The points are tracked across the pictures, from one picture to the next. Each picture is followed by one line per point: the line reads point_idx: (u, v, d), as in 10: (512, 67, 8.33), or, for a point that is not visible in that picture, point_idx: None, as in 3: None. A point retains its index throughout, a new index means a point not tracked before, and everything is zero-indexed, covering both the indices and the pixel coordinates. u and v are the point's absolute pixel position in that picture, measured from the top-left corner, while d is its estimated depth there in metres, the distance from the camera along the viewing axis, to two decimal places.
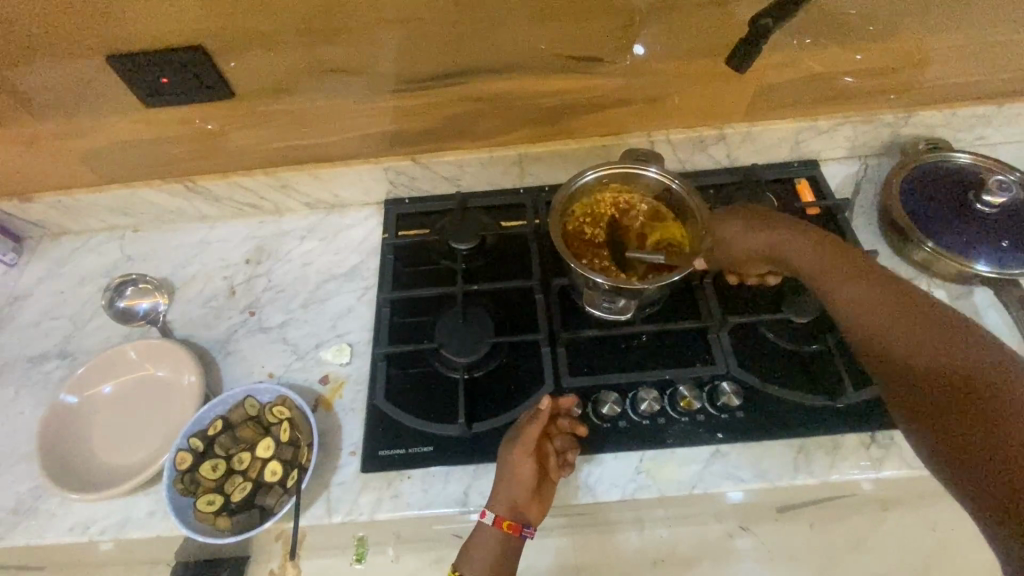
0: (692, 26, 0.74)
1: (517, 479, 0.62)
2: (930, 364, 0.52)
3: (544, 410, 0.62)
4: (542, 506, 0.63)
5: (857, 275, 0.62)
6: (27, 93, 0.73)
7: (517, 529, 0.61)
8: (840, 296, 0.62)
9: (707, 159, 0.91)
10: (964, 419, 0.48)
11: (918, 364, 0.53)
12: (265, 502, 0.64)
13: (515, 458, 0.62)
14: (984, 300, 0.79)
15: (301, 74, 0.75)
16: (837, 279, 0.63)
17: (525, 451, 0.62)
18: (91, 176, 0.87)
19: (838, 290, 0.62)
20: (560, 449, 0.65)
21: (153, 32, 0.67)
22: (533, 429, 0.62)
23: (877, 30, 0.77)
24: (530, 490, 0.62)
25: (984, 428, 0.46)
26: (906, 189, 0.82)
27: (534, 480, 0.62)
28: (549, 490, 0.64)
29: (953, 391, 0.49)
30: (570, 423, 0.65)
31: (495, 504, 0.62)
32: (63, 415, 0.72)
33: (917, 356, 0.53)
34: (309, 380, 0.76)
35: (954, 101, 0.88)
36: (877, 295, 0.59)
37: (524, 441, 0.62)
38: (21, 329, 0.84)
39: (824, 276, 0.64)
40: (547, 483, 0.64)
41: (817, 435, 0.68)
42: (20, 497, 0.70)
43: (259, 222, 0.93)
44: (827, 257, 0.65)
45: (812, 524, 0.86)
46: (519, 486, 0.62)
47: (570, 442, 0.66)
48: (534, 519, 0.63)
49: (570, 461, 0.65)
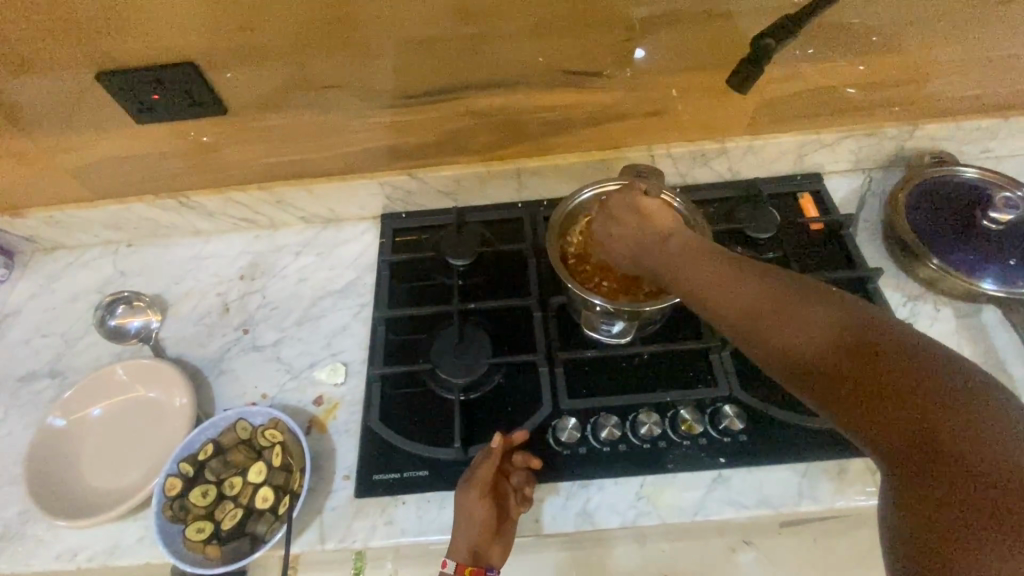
0: (692, 39, 0.73)
1: (472, 521, 0.61)
2: (839, 342, 0.43)
3: (496, 447, 0.63)
4: (504, 546, 0.63)
5: (727, 268, 0.54)
6: (18, 108, 0.72)
7: (480, 573, 0.60)
8: (717, 301, 0.53)
9: (709, 172, 0.90)
10: (882, 405, 0.39)
11: (830, 347, 0.43)
12: (256, 530, 0.63)
13: (470, 502, 0.61)
14: (992, 319, 0.77)
15: (294, 88, 0.74)
16: (700, 279, 0.55)
17: (480, 493, 0.61)
18: (83, 191, 0.85)
19: (703, 279, 0.55)
20: (516, 485, 0.64)
21: (144, 46, 0.66)
22: (487, 468, 0.62)
23: (883, 42, 0.75)
24: (489, 532, 0.61)
25: (909, 411, 0.38)
26: (912, 204, 0.80)
27: (491, 520, 0.61)
28: (510, 528, 0.63)
29: (864, 372, 0.41)
30: (524, 458, 0.65)
31: (455, 550, 0.61)
32: (51, 439, 0.71)
33: (828, 335, 0.44)
34: (302, 401, 0.75)
35: (960, 113, 0.86)
36: (758, 279, 0.51)
37: (479, 482, 0.62)
38: (12, 346, 0.83)
39: (681, 272, 0.57)
40: (505, 522, 0.63)
41: (822, 460, 0.66)
42: (8, 522, 0.68)
43: (254, 236, 0.92)
44: (686, 250, 0.59)
45: (816, 538, 0.85)
46: (477, 529, 0.61)
47: (527, 476, 0.65)
48: (496, 560, 0.63)
49: (527, 496, 0.64)
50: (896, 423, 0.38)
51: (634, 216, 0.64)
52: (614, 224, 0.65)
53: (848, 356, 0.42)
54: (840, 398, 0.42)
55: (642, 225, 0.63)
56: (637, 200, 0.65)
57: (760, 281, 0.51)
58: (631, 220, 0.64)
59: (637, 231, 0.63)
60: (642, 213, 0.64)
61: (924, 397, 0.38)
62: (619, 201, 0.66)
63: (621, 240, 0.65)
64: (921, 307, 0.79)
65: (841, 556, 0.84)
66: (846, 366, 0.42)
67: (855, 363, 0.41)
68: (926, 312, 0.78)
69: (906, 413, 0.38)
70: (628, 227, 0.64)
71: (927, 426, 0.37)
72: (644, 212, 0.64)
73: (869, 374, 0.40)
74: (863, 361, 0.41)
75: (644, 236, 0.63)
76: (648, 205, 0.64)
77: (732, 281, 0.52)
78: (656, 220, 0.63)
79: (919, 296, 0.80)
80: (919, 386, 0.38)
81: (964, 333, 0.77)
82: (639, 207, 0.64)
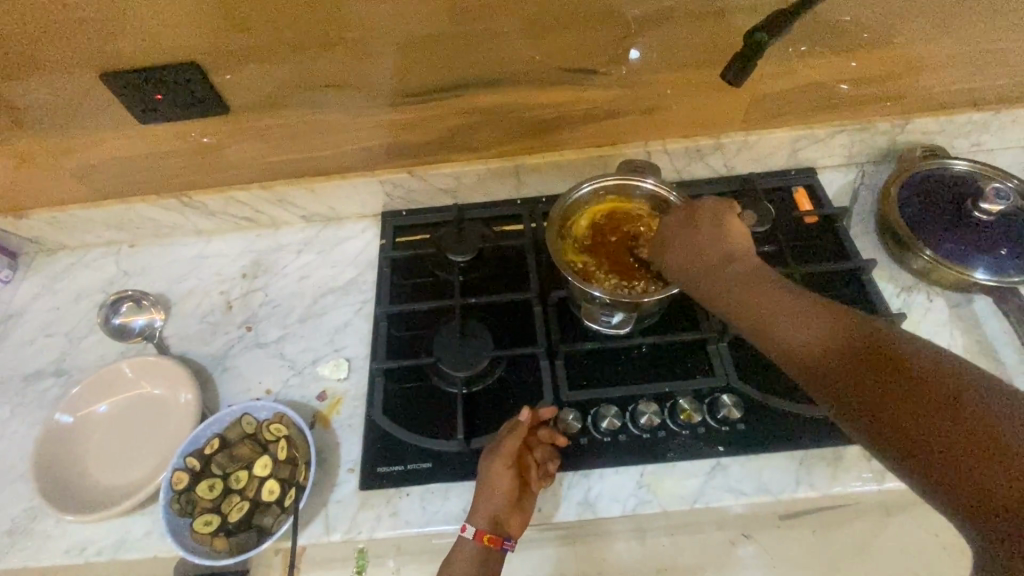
0: (686, 37, 0.74)
1: (496, 492, 0.62)
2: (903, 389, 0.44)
3: (524, 420, 0.64)
4: (523, 519, 0.63)
5: (794, 303, 0.55)
6: (24, 110, 0.73)
7: (497, 542, 0.62)
8: (786, 332, 0.53)
9: (704, 168, 0.91)
10: (944, 447, 0.41)
11: (889, 386, 0.45)
12: (262, 522, 0.64)
13: (496, 471, 0.63)
14: (984, 308, 0.79)
15: (296, 88, 0.75)
16: (767, 309, 0.56)
17: (505, 463, 0.63)
18: (86, 191, 0.86)
19: (774, 304, 0.55)
20: (540, 460, 0.66)
21: (149, 48, 0.67)
22: (513, 441, 0.63)
23: (872, 38, 0.77)
24: (511, 503, 0.63)
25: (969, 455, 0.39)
26: (904, 197, 0.82)
27: (513, 491, 0.63)
28: (530, 502, 0.64)
29: (926, 414, 0.42)
30: (549, 433, 0.66)
31: (475, 518, 0.62)
32: (59, 436, 0.72)
33: (892, 378, 0.45)
34: (305, 396, 0.76)
35: (950, 107, 0.88)
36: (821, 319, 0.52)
37: (505, 453, 0.63)
38: (18, 346, 0.84)
39: (751, 293, 0.58)
40: (528, 494, 0.64)
41: (819, 447, 0.67)
42: (16, 519, 0.69)
43: (256, 235, 0.93)
44: (756, 277, 0.59)
45: (815, 531, 0.86)
46: (499, 498, 0.62)
47: (551, 452, 0.66)
48: (515, 533, 0.63)
49: (550, 471, 0.65)
50: (953, 466, 0.40)
51: (713, 226, 0.65)
52: (692, 226, 0.65)
53: (910, 398, 0.43)
54: (898, 436, 0.43)
55: (721, 234, 0.64)
56: (725, 212, 0.66)
57: (828, 320, 0.52)
58: (709, 231, 0.64)
59: (709, 243, 0.63)
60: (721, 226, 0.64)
61: (971, 436, 0.40)
62: (709, 206, 0.66)
63: (690, 240, 0.64)
64: (915, 298, 0.80)
65: (838, 547, 0.85)
66: (906, 409, 0.43)
67: (914, 406, 0.43)
68: (919, 303, 0.80)
69: (968, 458, 0.39)
70: (705, 231, 0.64)
71: (987, 470, 0.38)
72: (727, 225, 0.64)
73: (921, 415, 0.43)
74: (917, 400, 0.43)
75: (718, 243, 0.63)
76: (734, 222, 0.65)
77: (799, 317, 0.53)
78: (732, 237, 0.63)
79: (913, 287, 0.81)
80: (980, 432, 0.39)
81: (957, 323, 0.78)
82: (723, 221, 0.65)
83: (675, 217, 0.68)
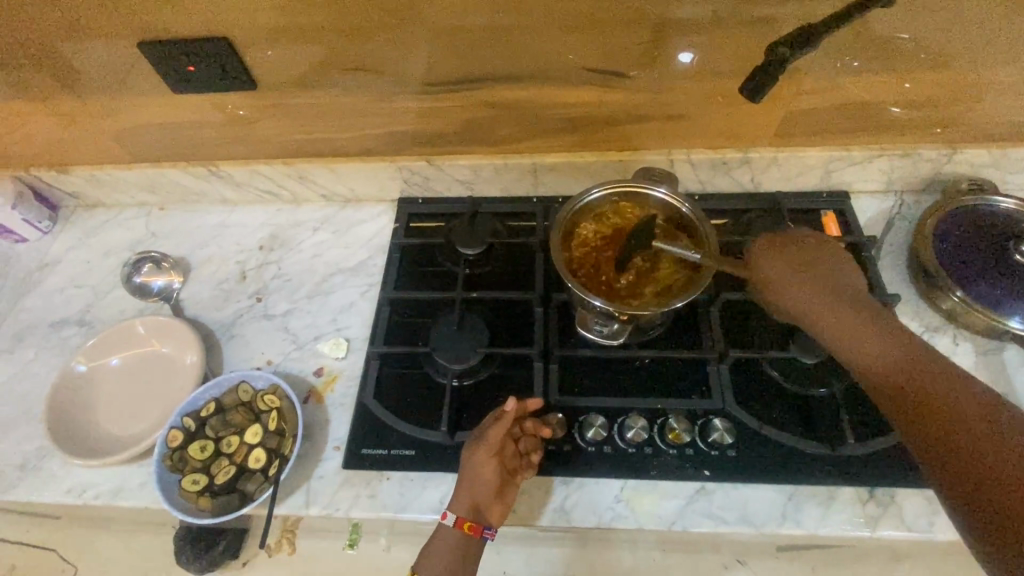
0: (724, 45, 0.71)
1: (479, 479, 0.62)
2: (942, 408, 0.48)
3: (509, 410, 0.63)
4: (504, 508, 0.63)
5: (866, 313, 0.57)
6: (69, 72, 0.76)
7: (476, 530, 0.61)
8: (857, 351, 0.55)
9: (729, 181, 0.88)
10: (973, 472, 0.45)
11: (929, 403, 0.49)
12: (245, 488, 0.66)
13: (479, 460, 0.62)
14: (1014, 358, 0.74)
15: (325, 70, 0.76)
16: (843, 324, 0.57)
17: (490, 451, 0.62)
18: (123, 153, 0.90)
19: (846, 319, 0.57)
20: (524, 450, 0.65)
21: (185, 20, 0.69)
22: (497, 429, 0.63)
23: (929, 60, 0.72)
24: (492, 493, 0.62)
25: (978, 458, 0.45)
26: (940, 233, 0.77)
27: (495, 480, 0.62)
28: (512, 492, 0.64)
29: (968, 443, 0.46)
30: (535, 425, 0.65)
31: (456, 505, 0.62)
32: (72, 383, 0.76)
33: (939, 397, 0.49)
34: (303, 370, 0.78)
35: (1008, 140, 0.81)
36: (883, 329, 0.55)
37: (489, 442, 0.62)
38: (49, 292, 0.89)
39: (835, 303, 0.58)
40: (510, 485, 0.63)
41: (811, 484, 0.64)
42: (27, 455, 0.74)
43: (277, 209, 0.95)
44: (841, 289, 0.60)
45: (813, 568, 0.82)
46: (482, 487, 0.62)
47: (534, 443, 0.66)
48: (495, 522, 0.63)
49: (534, 462, 0.65)
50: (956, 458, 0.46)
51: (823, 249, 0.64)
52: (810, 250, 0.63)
53: (992, 463, 0.44)
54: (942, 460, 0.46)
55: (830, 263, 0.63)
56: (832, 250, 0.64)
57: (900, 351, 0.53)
58: (825, 259, 0.63)
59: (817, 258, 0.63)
60: (828, 259, 0.63)
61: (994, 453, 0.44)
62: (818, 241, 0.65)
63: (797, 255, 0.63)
64: (939, 339, 0.76)
65: None
66: (985, 470, 0.44)
67: (997, 472, 0.43)
68: (943, 345, 0.75)
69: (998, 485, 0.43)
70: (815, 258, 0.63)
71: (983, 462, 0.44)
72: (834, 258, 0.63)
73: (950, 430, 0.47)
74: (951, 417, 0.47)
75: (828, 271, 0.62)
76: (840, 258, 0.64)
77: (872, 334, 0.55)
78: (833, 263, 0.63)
79: (939, 327, 0.76)
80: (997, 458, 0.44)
81: (982, 370, 0.73)
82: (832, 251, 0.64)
83: (793, 250, 0.64)
